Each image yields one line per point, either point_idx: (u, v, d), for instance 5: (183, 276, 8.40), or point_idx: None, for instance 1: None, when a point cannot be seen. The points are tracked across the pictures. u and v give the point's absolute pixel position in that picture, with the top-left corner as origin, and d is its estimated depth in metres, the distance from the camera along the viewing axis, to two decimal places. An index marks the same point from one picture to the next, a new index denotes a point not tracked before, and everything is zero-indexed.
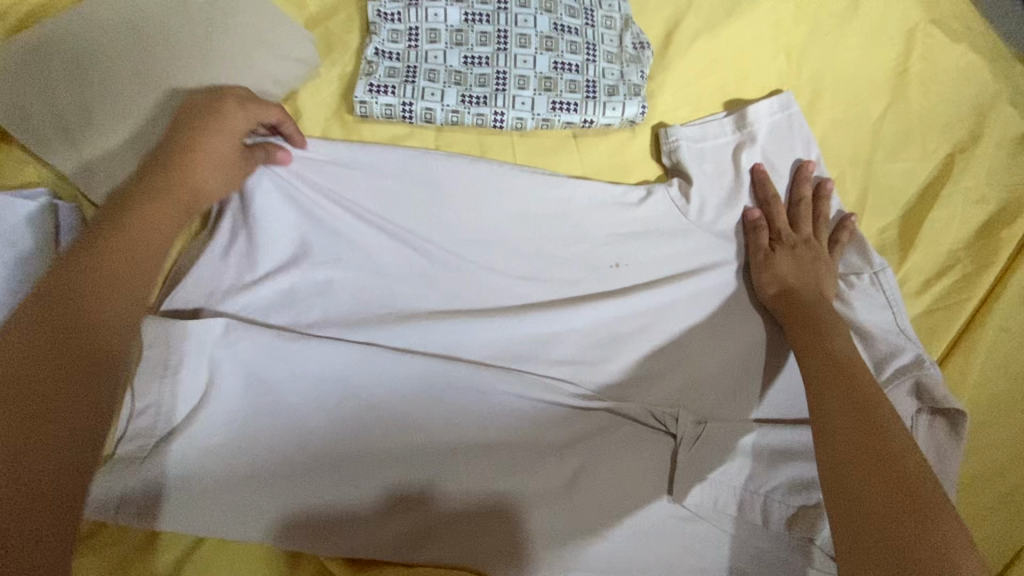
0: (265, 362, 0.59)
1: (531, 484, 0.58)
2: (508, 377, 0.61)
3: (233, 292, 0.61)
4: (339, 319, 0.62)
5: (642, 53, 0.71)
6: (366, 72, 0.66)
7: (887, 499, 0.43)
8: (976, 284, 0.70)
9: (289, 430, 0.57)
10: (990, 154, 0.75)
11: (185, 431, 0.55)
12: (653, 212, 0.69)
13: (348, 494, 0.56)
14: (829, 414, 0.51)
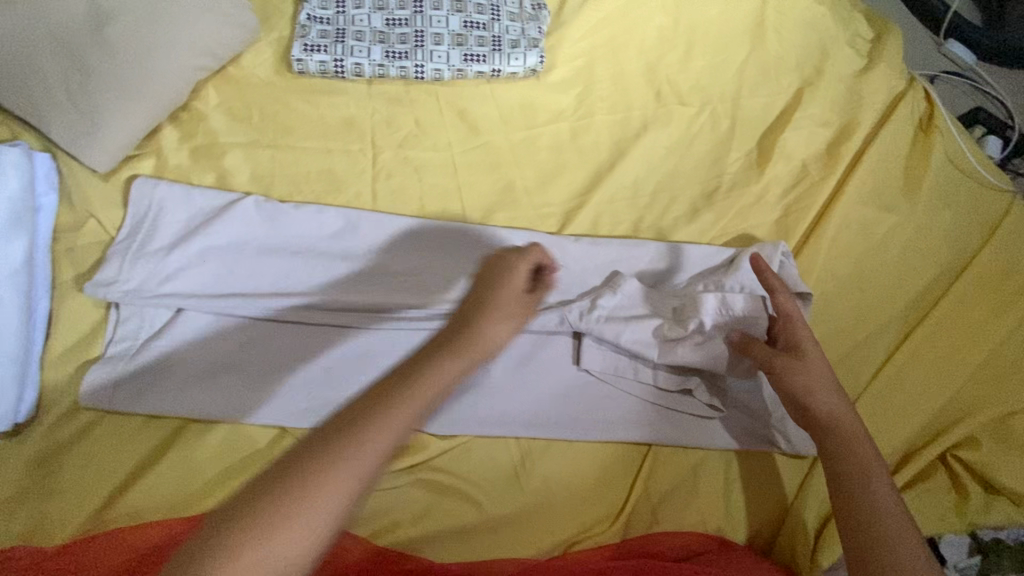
0: (222, 277, 0.69)
1: (465, 358, 0.72)
2: (437, 282, 0.73)
3: (197, 221, 0.70)
4: (282, 238, 0.71)
5: (539, 13, 0.85)
6: (300, 35, 0.77)
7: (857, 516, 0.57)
8: (821, 188, 0.86)
9: (257, 330, 0.69)
10: (832, 86, 0.92)
11: (167, 335, 0.66)
12: (555, 144, 0.83)
13: (308, 378, 0.68)
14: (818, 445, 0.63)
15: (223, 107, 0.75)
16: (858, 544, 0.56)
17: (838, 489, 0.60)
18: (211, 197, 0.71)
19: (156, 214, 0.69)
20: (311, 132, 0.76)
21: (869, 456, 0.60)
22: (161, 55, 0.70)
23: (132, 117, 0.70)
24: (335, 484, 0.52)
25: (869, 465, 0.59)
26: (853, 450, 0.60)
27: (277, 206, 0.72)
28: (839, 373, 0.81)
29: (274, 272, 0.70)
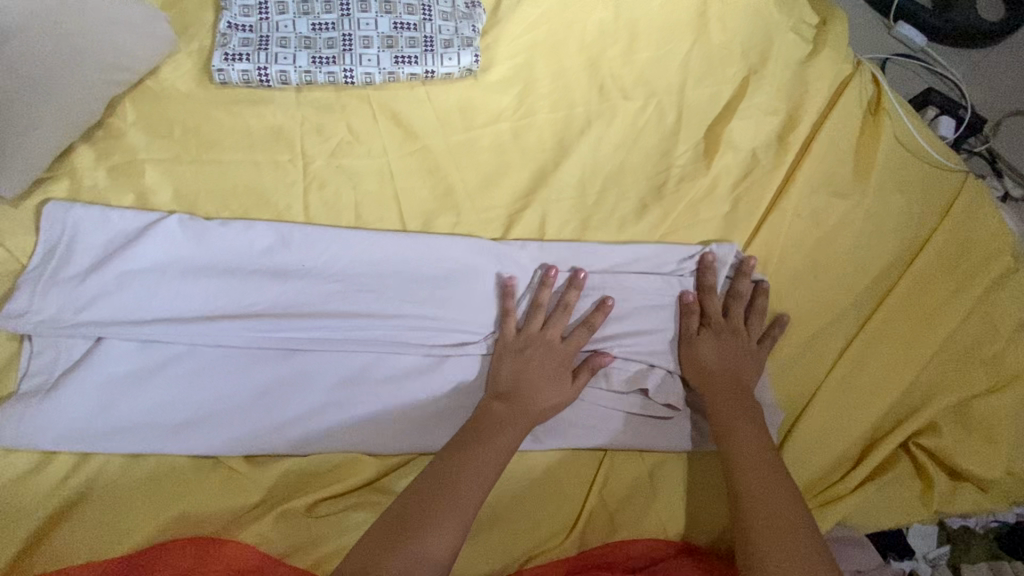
0: (144, 301, 0.65)
1: (408, 376, 0.69)
2: (377, 295, 0.70)
3: (115, 244, 0.66)
4: (208, 259, 0.68)
5: (473, 11, 0.82)
6: (221, 44, 0.74)
7: (757, 493, 0.61)
8: (771, 178, 0.85)
9: (183, 356, 0.65)
10: (778, 73, 0.90)
11: (85, 367, 0.62)
12: (496, 144, 0.81)
13: (242, 403, 0.65)
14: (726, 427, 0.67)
15: (141, 122, 0.72)
16: (739, 508, 0.61)
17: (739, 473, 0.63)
18: (130, 218, 0.67)
19: (72, 238, 0.65)
20: (236, 145, 0.73)
21: (749, 434, 0.66)
22: (71, 70, 0.67)
23: (33, 135, 0.65)
24: (459, 496, 0.57)
25: (763, 451, 0.64)
26: (735, 429, 0.66)
27: (202, 224, 0.68)
28: (796, 366, 0.79)
29: (201, 293, 0.66)
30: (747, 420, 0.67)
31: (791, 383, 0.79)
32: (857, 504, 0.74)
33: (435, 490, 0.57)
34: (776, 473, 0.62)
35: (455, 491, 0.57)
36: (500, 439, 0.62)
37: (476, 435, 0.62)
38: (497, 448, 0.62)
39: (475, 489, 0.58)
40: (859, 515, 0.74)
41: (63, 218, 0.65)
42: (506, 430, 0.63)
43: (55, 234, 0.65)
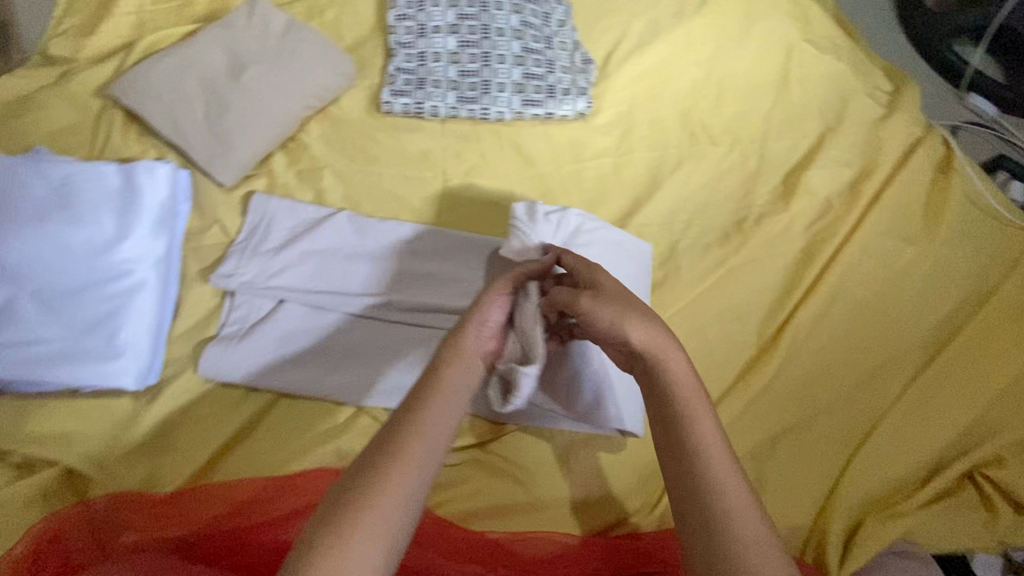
0: (316, 276, 0.81)
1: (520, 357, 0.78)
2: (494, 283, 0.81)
3: (298, 231, 0.83)
4: (366, 247, 0.83)
5: (587, 67, 0.99)
6: (388, 83, 0.93)
7: (685, 487, 0.47)
8: (844, 221, 0.94)
9: (341, 323, 0.79)
10: (853, 131, 1.01)
11: (271, 323, 0.78)
12: (600, 175, 0.95)
13: (387, 362, 0.78)
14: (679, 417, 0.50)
15: (324, 138, 0.90)
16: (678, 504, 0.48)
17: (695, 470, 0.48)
18: (311, 213, 0.84)
19: (265, 223, 0.83)
20: (393, 161, 0.91)
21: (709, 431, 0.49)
22: (282, 94, 0.86)
23: (242, 146, 0.83)
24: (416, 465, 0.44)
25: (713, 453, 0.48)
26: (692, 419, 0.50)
27: (364, 220, 0.85)
28: (860, 393, 0.87)
29: (357, 272, 0.82)
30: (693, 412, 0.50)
31: (857, 409, 0.85)
32: (921, 521, 0.79)
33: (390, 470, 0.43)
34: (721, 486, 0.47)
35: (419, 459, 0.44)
36: (448, 390, 0.50)
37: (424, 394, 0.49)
38: (449, 404, 0.48)
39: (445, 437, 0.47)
40: (924, 533, 0.79)
41: (264, 208, 0.83)
42: (455, 389, 0.50)
43: (252, 221, 0.83)
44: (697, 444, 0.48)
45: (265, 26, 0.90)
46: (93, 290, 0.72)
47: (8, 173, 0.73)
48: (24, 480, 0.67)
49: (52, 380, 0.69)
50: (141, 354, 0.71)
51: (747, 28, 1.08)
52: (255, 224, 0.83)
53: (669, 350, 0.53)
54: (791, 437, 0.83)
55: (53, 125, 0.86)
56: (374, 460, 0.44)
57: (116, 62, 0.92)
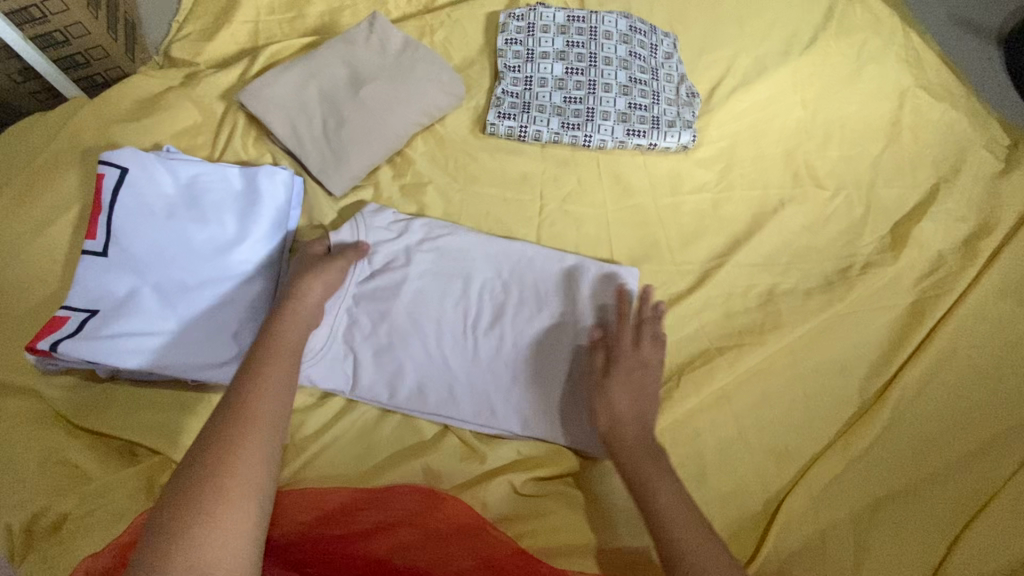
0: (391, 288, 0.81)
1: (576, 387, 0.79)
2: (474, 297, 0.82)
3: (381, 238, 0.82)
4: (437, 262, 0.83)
5: (692, 100, 0.98)
6: (494, 104, 0.94)
7: (659, 530, 0.63)
8: (960, 277, 0.89)
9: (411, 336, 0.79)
10: (969, 185, 0.96)
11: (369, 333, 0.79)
12: (699, 210, 0.93)
13: (398, 381, 0.78)
14: (645, 475, 0.66)
15: (429, 154, 0.92)
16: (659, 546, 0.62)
17: (656, 520, 0.63)
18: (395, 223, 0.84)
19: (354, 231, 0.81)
20: (494, 182, 0.91)
21: (669, 486, 0.65)
22: (395, 110, 0.89)
23: (355, 156, 0.86)
24: (245, 470, 0.53)
25: (674, 501, 0.64)
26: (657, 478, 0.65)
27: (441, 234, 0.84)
28: (971, 464, 0.80)
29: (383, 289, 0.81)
30: (659, 470, 0.66)
31: (969, 481, 0.79)
32: None
33: (218, 464, 0.52)
34: (686, 526, 0.62)
35: (236, 459, 0.53)
36: (262, 398, 0.58)
37: (241, 396, 0.58)
38: (262, 412, 0.57)
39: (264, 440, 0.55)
40: None
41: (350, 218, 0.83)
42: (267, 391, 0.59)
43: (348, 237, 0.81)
44: (654, 498, 0.64)
45: (384, 43, 0.93)
46: (210, 286, 0.73)
47: (139, 166, 0.75)
48: (130, 466, 0.69)
49: (166, 373, 0.69)
50: (247, 353, 0.72)
51: (856, 71, 1.05)
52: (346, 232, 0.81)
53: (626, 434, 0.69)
54: (896, 503, 0.77)
55: (179, 123, 0.90)
56: (202, 453, 0.53)
57: (239, 67, 0.96)
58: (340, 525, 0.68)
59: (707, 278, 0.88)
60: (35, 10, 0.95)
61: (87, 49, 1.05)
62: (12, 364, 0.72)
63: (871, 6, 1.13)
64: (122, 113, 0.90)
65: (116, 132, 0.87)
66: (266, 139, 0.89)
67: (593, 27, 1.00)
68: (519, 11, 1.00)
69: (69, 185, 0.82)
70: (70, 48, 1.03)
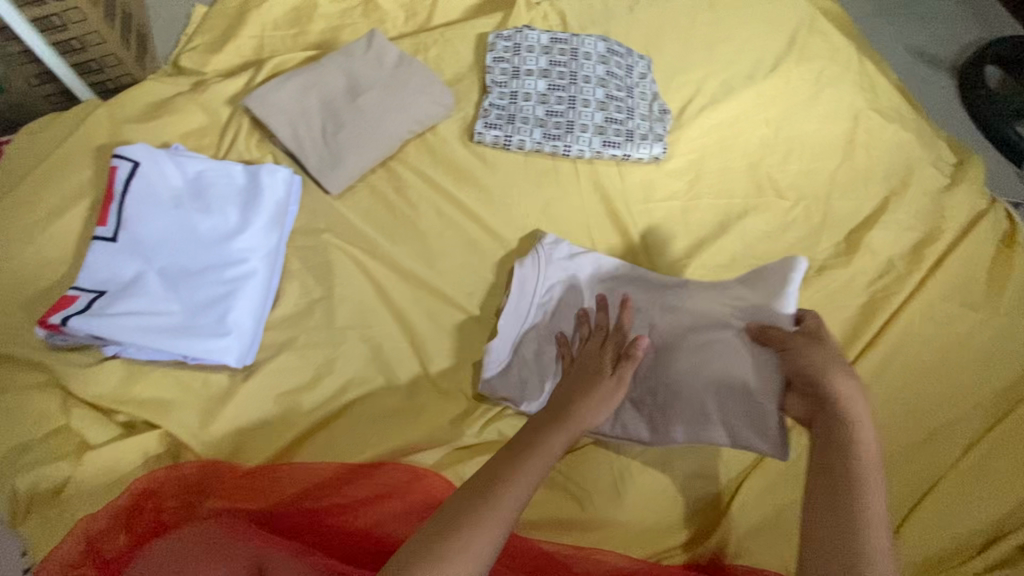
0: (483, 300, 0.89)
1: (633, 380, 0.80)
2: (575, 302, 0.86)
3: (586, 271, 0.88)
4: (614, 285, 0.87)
5: (665, 116, 1.07)
6: (482, 115, 1.02)
7: (818, 527, 0.52)
8: (907, 281, 0.97)
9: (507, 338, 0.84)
10: (918, 197, 1.05)
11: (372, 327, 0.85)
12: (669, 215, 1.01)
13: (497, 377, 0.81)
14: (825, 453, 0.56)
15: (420, 159, 0.99)
16: (810, 545, 0.51)
17: (824, 507, 0.52)
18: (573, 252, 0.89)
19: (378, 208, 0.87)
20: (479, 185, 0.98)
21: (868, 473, 0.53)
22: (389, 118, 0.96)
23: (352, 158, 0.93)
24: (491, 528, 0.49)
25: (856, 494, 0.52)
26: (841, 460, 0.54)
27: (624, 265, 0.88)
28: (917, 454, 0.87)
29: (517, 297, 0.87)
30: (862, 457, 0.55)
31: (915, 470, 0.85)
32: None
33: (481, 511, 0.50)
34: (854, 521, 0.50)
35: (496, 509, 0.50)
36: (530, 469, 0.55)
37: (514, 455, 0.56)
38: (528, 477, 0.54)
39: (521, 495, 0.53)
40: None
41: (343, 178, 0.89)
42: (536, 464, 0.56)
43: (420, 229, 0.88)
44: (850, 483, 0.53)
45: (380, 56, 1.01)
46: (211, 272, 0.79)
47: (150, 161, 0.81)
48: (128, 437, 0.73)
49: (169, 349, 0.74)
50: (245, 334, 0.78)
51: (815, 94, 1.15)
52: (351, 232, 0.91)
53: (864, 433, 0.57)
54: None
55: (187, 125, 0.96)
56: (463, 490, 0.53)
57: (245, 76, 1.03)
58: (321, 501, 0.72)
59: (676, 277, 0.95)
60: (56, 19, 1.02)
61: (101, 56, 1.12)
62: (21, 341, 0.77)
63: (831, 36, 1.24)
64: (133, 115, 0.97)
65: (127, 131, 0.93)
66: (268, 141, 0.96)
67: (574, 48, 1.08)
68: (506, 33, 1.08)
69: (81, 179, 0.88)
70: (86, 56, 1.10)
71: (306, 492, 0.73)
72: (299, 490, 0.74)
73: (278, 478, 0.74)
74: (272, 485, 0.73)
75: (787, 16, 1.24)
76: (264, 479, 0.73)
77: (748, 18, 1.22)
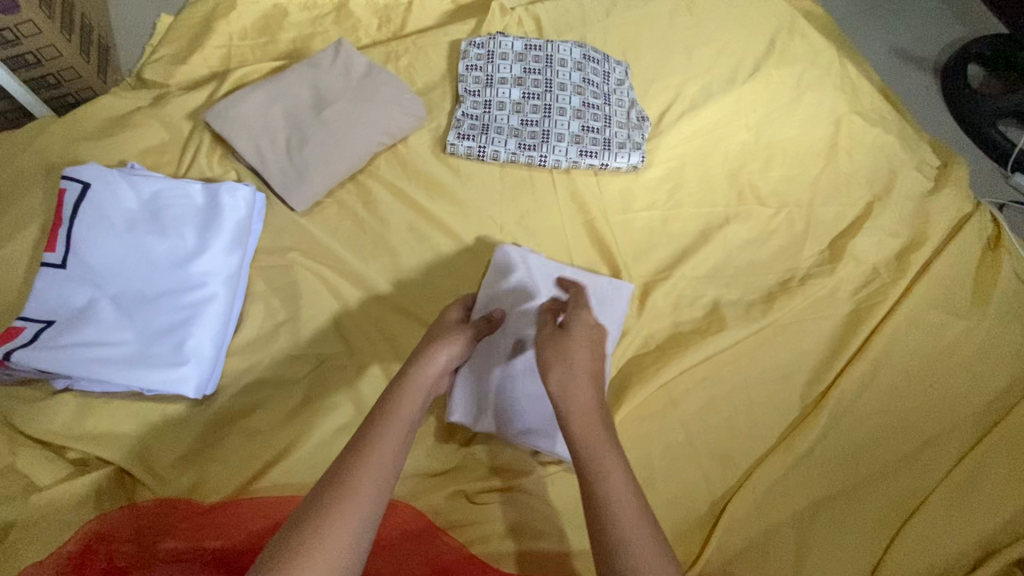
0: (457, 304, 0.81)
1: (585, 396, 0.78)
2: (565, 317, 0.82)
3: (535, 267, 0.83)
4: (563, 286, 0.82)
5: (643, 123, 1.04)
6: (455, 126, 0.99)
7: (595, 517, 0.53)
8: (892, 289, 0.94)
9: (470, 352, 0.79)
10: (901, 202, 1.03)
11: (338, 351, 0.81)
12: (650, 226, 0.98)
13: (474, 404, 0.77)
14: (596, 441, 0.56)
15: (391, 172, 0.95)
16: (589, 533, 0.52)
17: (594, 501, 0.53)
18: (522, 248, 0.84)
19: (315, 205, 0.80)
20: (453, 198, 0.95)
21: (613, 463, 0.55)
22: (357, 130, 0.93)
23: (318, 174, 0.89)
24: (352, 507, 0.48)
25: (618, 488, 0.53)
26: (598, 451, 0.55)
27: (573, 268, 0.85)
28: (906, 468, 0.84)
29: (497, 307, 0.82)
30: (602, 445, 0.55)
31: (903, 484, 0.83)
32: None
33: (338, 499, 0.48)
34: (636, 518, 0.52)
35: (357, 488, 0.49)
36: (391, 431, 0.54)
37: (371, 428, 0.54)
38: (391, 441, 0.53)
39: (383, 467, 0.51)
40: None
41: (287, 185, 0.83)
42: (393, 433, 0.54)
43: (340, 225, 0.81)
44: (595, 471, 0.54)
45: (348, 67, 0.97)
46: (167, 298, 0.75)
47: (101, 182, 0.77)
48: (82, 476, 0.69)
49: (122, 381, 0.70)
50: (204, 362, 0.74)
51: (796, 98, 1.12)
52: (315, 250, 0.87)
53: (572, 422, 0.57)
54: (834, 505, 0.81)
55: (146, 141, 0.92)
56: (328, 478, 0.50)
57: (209, 89, 0.99)
58: None
59: (657, 289, 0.92)
60: (8, 33, 0.98)
61: (59, 70, 1.08)
62: None
63: (811, 38, 1.22)
64: (89, 132, 0.93)
65: (83, 150, 0.89)
66: (232, 157, 0.92)
67: (548, 55, 1.05)
68: (479, 40, 1.05)
69: (32, 201, 0.84)
70: (43, 70, 1.06)
71: (272, 527, 0.68)
72: (264, 526, 0.68)
73: (242, 514, 0.69)
74: (234, 521, 0.68)
75: (766, 19, 1.22)
76: (227, 515, 0.68)
77: (727, 21, 1.20)
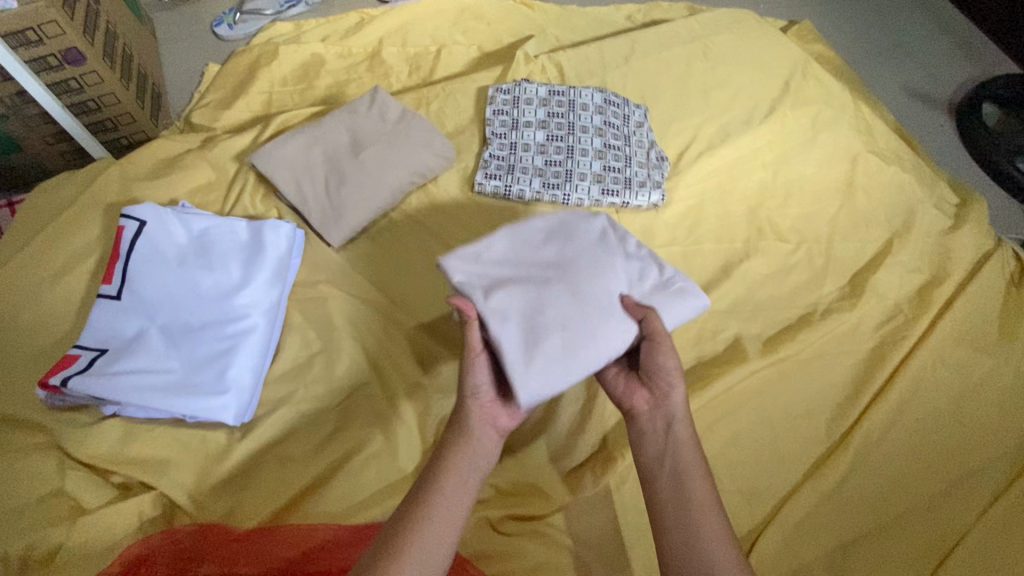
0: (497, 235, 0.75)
1: (567, 350, 0.65)
2: (616, 282, 0.70)
3: (581, 224, 0.76)
4: (594, 251, 0.72)
5: (662, 163, 1.08)
6: (482, 166, 1.04)
7: (675, 547, 0.59)
8: (915, 325, 0.95)
9: (501, 247, 0.73)
10: (922, 239, 1.04)
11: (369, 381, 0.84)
12: (671, 263, 1.00)
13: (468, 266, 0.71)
14: (685, 470, 0.63)
15: (421, 210, 1.00)
16: (669, 559, 0.59)
17: (673, 528, 0.60)
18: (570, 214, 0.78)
19: (341, 228, 0.93)
20: (481, 234, 0.99)
21: (701, 488, 0.61)
22: (390, 169, 0.98)
23: (353, 211, 0.94)
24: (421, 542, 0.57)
25: (697, 517, 0.60)
26: (688, 473, 0.62)
27: (625, 244, 0.75)
28: (942, 508, 0.83)
29: (511, 246, 0.74)
30: (694, 473, 0.62)
31: (939, 525, 0.82)
32: None
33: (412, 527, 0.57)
34: (717, 548, 0.58)
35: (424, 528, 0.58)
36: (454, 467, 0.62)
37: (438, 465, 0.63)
38: (454, 477, 0.62)
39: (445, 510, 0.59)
40: None
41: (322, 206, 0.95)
42: (453, 472, 0.62)
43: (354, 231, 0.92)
44: (684, 492, 0.61)
45: (384, 113, 1.04)
46: (212, 329, 0.79)
47: (156, 220, 0.83)
48: (125, 500, 0.71)
49: (165, 409, 0.73)
50: (242, 392, 0.77)
51: (812, 138, 1.16)
52: (349, 284, 0.91)
53: (667, 436, 0.65)
54: (870, 545, 0.80)
55: (194, 181, 0.99)
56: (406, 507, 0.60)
57: (253, 133, 1.07)
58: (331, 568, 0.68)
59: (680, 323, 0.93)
60: (73, 83, 1.07)
61: (116, 115, 1.16)
62: (19, 401, 0.77)
63: (825, 81, 1.26)
64: (143, 173, 0.99)
65: (136, 189, 0.95)
66: (274, 196, 0.98)
67: (571, 100, 1.11)
68: (505, 86, 1.11)
69: (90, 237, 0.90)
70: (100, 116, 1.14)
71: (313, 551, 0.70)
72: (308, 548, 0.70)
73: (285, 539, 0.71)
74: (277, 545, 0.70)
75: (780, 63, 1.27)
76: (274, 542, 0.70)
77: (741, 66, 1.25)
